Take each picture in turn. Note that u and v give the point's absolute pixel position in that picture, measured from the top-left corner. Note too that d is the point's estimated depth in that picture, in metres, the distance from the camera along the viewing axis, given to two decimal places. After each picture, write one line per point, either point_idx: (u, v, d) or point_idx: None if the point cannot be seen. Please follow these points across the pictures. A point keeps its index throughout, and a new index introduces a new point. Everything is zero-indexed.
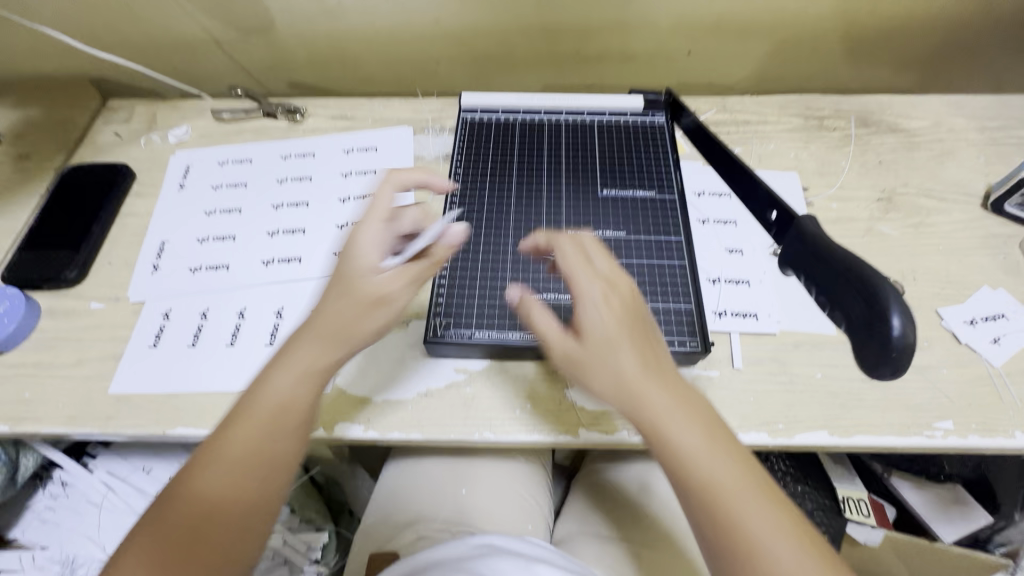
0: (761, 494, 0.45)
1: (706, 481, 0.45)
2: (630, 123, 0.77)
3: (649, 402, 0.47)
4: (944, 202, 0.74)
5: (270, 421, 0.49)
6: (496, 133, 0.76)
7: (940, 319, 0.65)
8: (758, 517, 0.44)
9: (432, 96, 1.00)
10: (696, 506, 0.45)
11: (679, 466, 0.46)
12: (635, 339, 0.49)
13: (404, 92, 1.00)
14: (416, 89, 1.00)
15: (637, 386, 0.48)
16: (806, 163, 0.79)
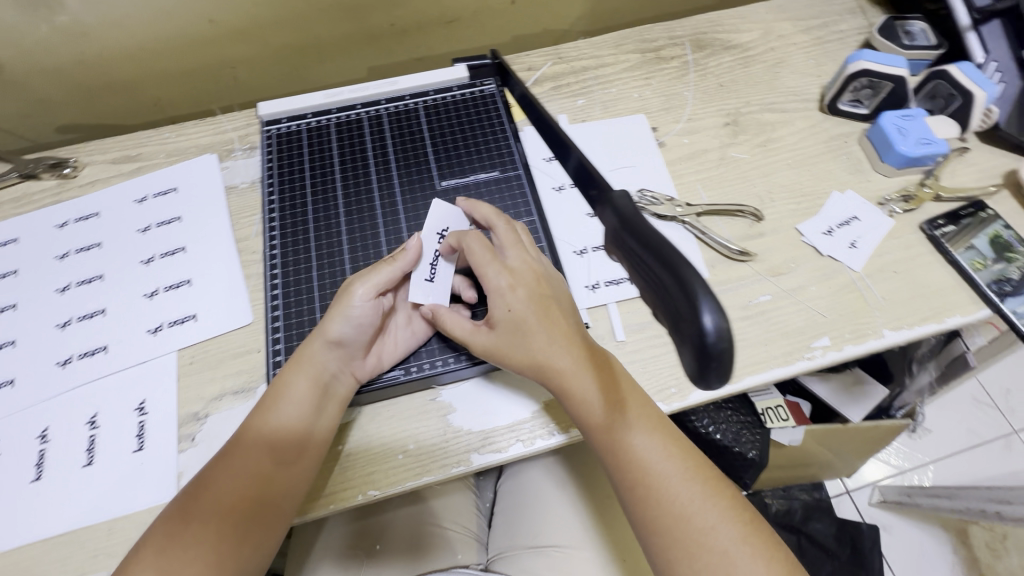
0: (695, 478, 0.48)
1: (648, 471, 0.48)
2: (458, 98, 0.68)
3: (585, 397, 0.49)
4: (785, 113, 0.74)
5: (275, 451, 0.48)
6: (309, 142, 0.65)
7: (801, 237, 0.64)
8: (690, 497, 0.47)
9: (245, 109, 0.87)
10: (637, 508, 0.48)
11: (618, 452, 0.49)
12: (563, 336, 0.50)
13: (210, 111, 0.87)
14: (224, 106, 0.87)
15: (570, 386, 0.49)
16: (650, 101, 0.75)
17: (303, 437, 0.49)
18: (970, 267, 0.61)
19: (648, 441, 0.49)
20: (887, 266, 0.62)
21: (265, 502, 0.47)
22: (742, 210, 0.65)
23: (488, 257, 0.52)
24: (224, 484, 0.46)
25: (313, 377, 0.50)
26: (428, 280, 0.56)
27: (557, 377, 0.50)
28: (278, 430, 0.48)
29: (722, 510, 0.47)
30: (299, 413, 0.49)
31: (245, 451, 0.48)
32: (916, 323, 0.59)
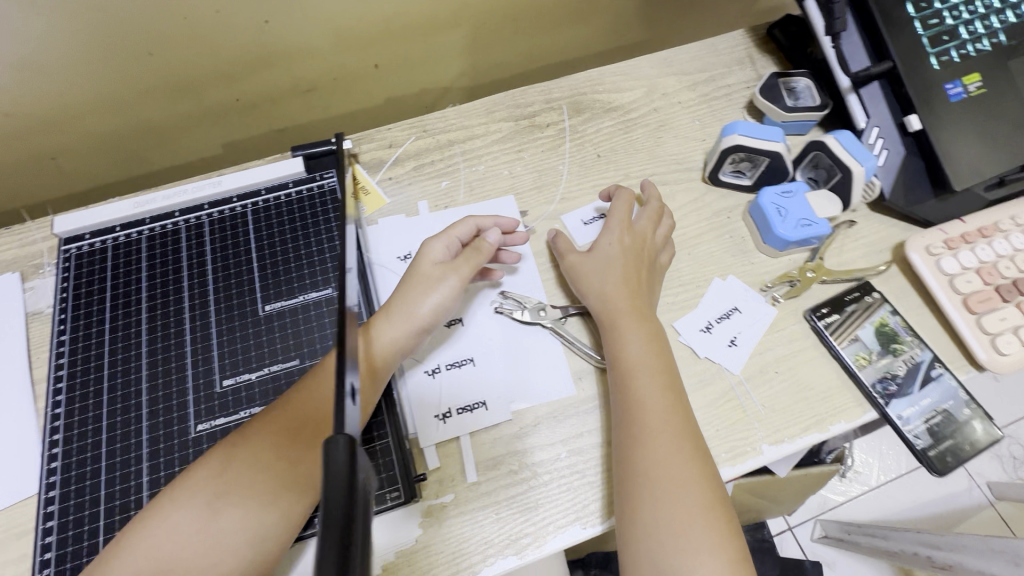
0: (684, 447, 0.47)
1: (646, 423, 0.48)
2: (293, 197, 0.60)
3: (625, 339, 0.53)
4: (666, 186, 0.68)
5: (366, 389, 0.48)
6: (113, 263, 0.56)
7: (677, 336, 0.58)
8: (671, 463, 0.46)
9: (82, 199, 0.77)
10: (628, 486, 0.46)
11: (627, 389, 0.50)
12: (625, 269, 0.57)
13: (42, 205, 0.77)
14: (58, 199, 0.77)
15: (619, 323, 0.54)
16: (522, 179, 0.68)
17: (321, 416, 0.45)
18: (854, 363, 0.56)
19: (658, 396, 0.49)
20: (768, 366, 0.57)
21: (308, 452, 0.45)
22: None
23: (625, 213, 0.60)
24: (276, 424, 0.45)
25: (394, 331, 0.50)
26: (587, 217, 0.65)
27: (610, 315, 0.54)
28: (338, 375, 0.47)
29: (700, 483, 0.45)
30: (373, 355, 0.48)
31: (324, 388, 0.47)
32: (797, 435, 0.54)
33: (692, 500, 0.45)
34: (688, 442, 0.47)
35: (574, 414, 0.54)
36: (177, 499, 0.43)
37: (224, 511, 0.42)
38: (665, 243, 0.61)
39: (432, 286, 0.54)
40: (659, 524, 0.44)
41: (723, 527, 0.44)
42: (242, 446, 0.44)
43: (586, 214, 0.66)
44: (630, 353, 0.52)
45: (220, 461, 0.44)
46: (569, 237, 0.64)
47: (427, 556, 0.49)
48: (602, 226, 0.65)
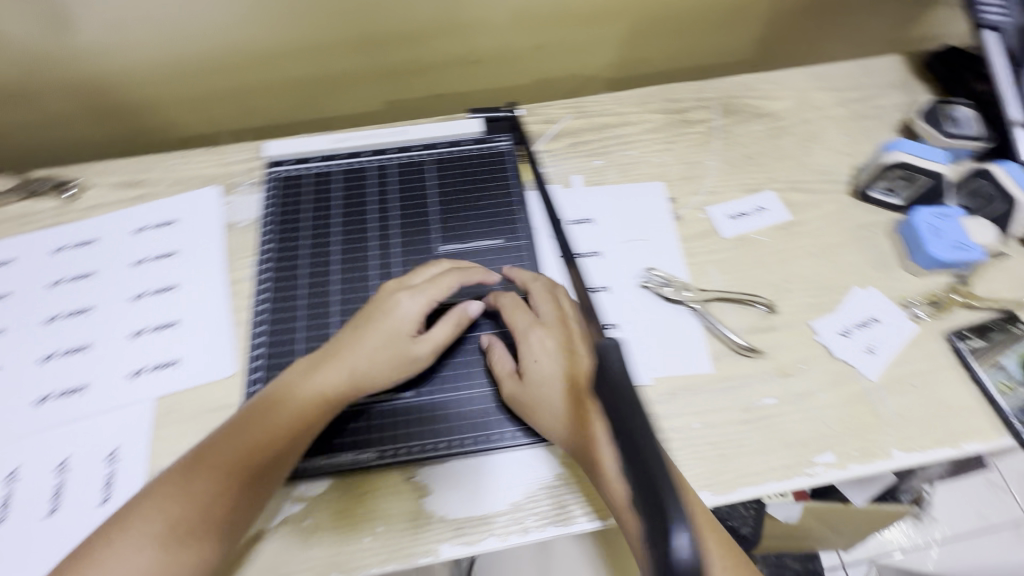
0: (690, 494, 0.46)
1: (634, 489, 0.45)
2: (469, 154, 0.66)
3: (613, 499, 0.45)
4: (812, 194, 0.70)
5: (311, 410, 0.50)
6: (311, 189, 0.63)
7: (815, 335, 0.60)
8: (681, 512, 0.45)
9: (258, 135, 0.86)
10: None
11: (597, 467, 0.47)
12: (566, 405, 0.51)
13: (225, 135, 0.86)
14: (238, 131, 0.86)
15: (603, 480, 0.46)
16: (670, 168, 0.72)
17: (244, 454, 0.47)
18: (994, 389, 0.57)
19: (609, 462, 0.46)
20: (904, 377, 0.58)
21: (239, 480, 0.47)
22: (755, 300, 0.62)
23: (541, 300, 0.56)
24: (227, 450, 0.48)
25: (331, 378, 0.51)
26: (758, 210, 0.68)
27: (597, 469, 0.47)
28: (298, 403, 0.50)
29: (707, 521, 0.46)
30: (323, 388, 0.51)
31: (281, 409, 0.50)
32: (929, 447, 0.55)
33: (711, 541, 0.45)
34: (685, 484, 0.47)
35: (710, 389, 0.58)
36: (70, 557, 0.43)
37: (184, 544, 0.44)
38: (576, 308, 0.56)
39: (388, 345, 0.53)
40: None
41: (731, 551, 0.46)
42: (196, 471, 0.47)
43: (732, 209, 0.69)
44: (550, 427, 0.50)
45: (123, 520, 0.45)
46: (721, 232, 0.67)
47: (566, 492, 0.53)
48: (763, 220, 0.68)
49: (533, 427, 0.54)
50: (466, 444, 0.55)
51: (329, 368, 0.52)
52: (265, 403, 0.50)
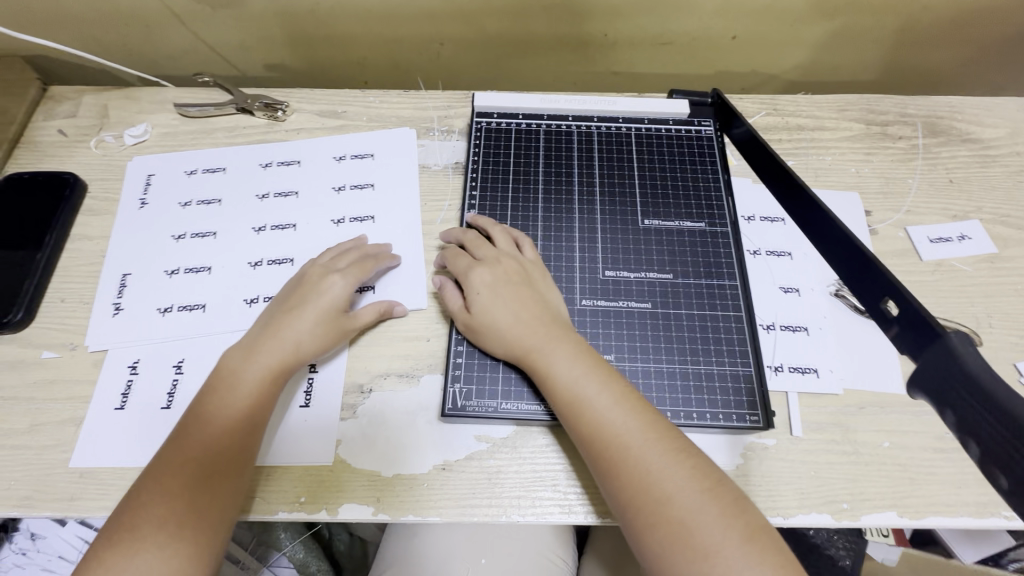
0: (684, 461, 0.45)
1: (653, 483, 0.44)
2: (672, 133, 0.66)
3: (647, 469, 0.44)
4: (1022, 230, 0.66)
5: (229, 431, 0.49)
6: (516, 144, 0.64)
7: (1019, 376, 0.57)
8: (677, 481, 0.43)
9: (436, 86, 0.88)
10: None
11: (586, 424, 0.47)
12: (579, 348, 0.50)
13: (405, 82, 0.89)
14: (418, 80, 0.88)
15: (633, 447, 0.45)
16: (868, 180, 0.69)
17: (199, 431, 0.49)
18: None
19: (615, 410, 0.47)
20: None
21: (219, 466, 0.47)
22: (957, 331, 0.59)
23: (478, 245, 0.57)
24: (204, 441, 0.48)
25: (272, 354, 0.53)
26: (958, 238, 0.65)
27: (620, 438, 0.45)
28: (253, 402, 0.51)
29: (722, 511, 0.42)
30: (251, 394, 0.51)
31: (227, 408, 0.50)
32: None
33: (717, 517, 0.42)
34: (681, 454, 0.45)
35: (901, 411, 0.56)
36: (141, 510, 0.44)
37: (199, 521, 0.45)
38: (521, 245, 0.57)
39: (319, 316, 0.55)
40: (676, 539, 0.42)
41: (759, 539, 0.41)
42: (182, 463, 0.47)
43: (933, 232, 0.66)
44: (566, 379, 0.48)
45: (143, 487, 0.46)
46: (920, 255, 0.64)
47: (748, 485, 0.52)
48: (964, 249, 0.65)
49: (736, 416, 0.52)
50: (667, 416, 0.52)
51: (267, 348, 0.53)
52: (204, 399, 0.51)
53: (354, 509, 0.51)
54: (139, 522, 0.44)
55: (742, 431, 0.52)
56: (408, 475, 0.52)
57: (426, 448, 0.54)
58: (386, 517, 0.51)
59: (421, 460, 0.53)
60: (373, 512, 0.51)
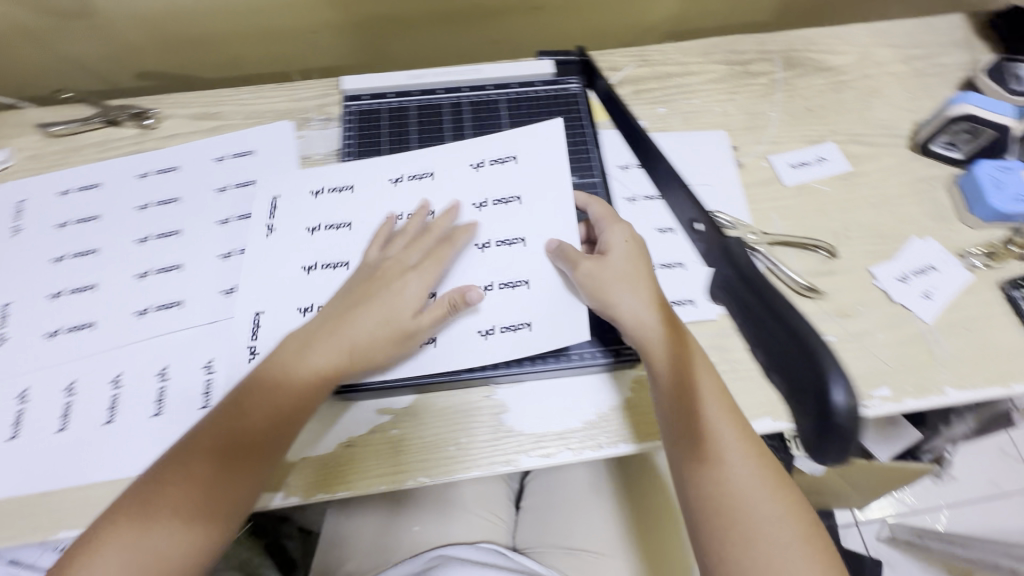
0: (734, 424, 0.48)
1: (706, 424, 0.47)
2: (540, 95, 0.68)
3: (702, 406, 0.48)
4: (872, 147, 0.71)
5: (271, 424, 0.49)
6: (390, 124, 0.66)
7: (873, 279, 0.63)
8: (722, 449, 0.47)
9: (312, 77, 0.87)
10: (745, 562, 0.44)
11: (691, 412, 0.48)
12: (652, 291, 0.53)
13: (279, 74, 0.87)
14: (291, 71, 0.87)
15: (696, 383, 0.49)
16: (733, 118, 0.73)
17: (247, 440, 0.48)
18: None
19: (657, 348, 0.50)
20: (958, 322, 0.61)
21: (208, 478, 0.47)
22: (817, 246, 0.64)
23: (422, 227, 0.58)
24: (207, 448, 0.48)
25: (334, 348, 0.51)
26: (816, 161, 0.70)
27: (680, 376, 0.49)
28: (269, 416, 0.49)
29: (744, 447, 0.47)
30: (309, 387, 0.50)
31: (280, 399, 0.50)
32: (980, 385, 0.58)
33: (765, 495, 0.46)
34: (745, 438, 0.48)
35: None
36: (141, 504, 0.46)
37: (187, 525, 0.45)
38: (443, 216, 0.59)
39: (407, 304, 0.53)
40: (710, 497, 0.46)
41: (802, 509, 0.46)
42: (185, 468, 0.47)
43: (794, 158, 0.70)
44: (632, 320, 0.51)
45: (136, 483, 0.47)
46: (783, 181, 0.69)
47: (634, 414, 0.56)
48: (821, 171, 0.69)
49: None
50: (549, 361, 0.57)
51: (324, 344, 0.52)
52: (237, 399, 0.50)
53: (264, 497, 0.52)
54: (97, 550, 0.44)
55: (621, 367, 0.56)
56: (313, 456, 0.54)
57: (329, 428, 0.55)
58: (297, 499, 0.52)
59: (325, 440, 0.55)
60: (284, 497, 0.52)
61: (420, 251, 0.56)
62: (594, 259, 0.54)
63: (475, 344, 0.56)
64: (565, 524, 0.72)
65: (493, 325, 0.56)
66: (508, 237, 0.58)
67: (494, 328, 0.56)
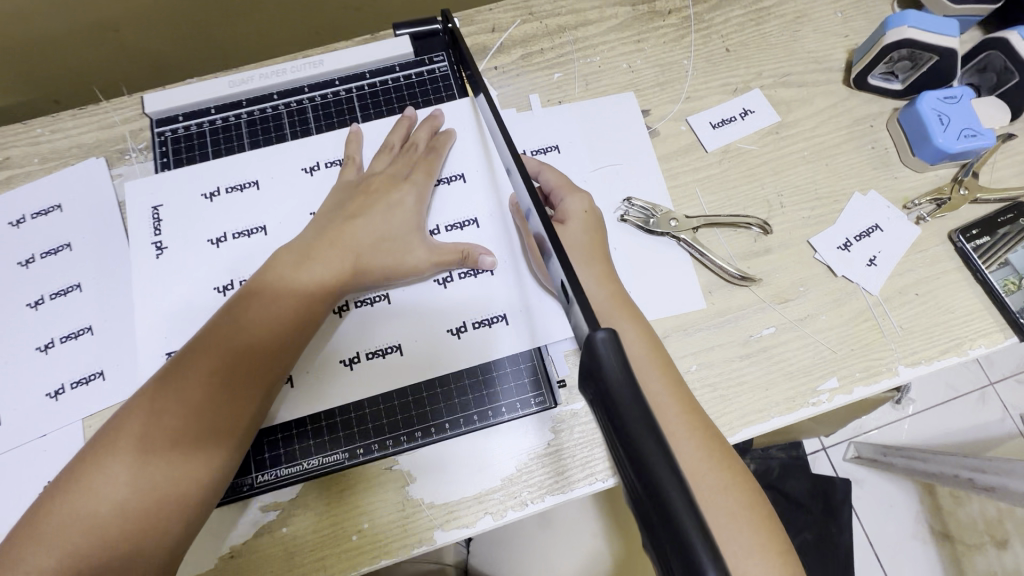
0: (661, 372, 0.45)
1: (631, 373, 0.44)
2: (401, 82, 0.57)
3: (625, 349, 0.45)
4: (803, 88, 0.61)
5: (251, 373, 0.43)
6: (219, 147, 0.54)
7: (814, 253, 0.55)
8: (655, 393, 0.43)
9: (143, 89, 0.78)
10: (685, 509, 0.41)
11: None
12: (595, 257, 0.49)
13: (106, 92, 0.77)
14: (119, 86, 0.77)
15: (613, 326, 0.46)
16: (642, 74, 0.61)
17: (251, 375, 0.43)
18: (1002, 288, 0.53)
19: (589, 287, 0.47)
20: (908, 288, 0.54)
21: (232, 411, 0.42)
22: (748, 223, 0.55)
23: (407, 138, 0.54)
24: (199, 380, 0.41)
25: (335, 264, 0.47)
26: (740, 116, 0.59)
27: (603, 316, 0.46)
28: (259, 340, 0.44)
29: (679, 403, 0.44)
30: (293, 317, 0.45)
31: (254, 336, 0.44)
32: (934, 357, 0.52)
33: (739, 525, 0.41)
34: (718, 455, 0.43)
35: (705, 327, 0.53)
36: (113, 450, 0.40)
37: (163, 476, 0.39)
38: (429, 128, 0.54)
39: (396, 219, 0.50)
40: None
41: (771, 551, 0.40)
42: (160, 409, 0.41)
43: (715, 116, 0.60)
44: None
45: (143, 413, 0.41)
46: (704, 146, 0.58)
47: (561, 458, 0.49)
48: (747, 126, 0.59)
49: (521, 402, 0.50)
50: (446, 428, 0.49)
51: (325, 260, 0.47)
52: (217, 325, 0.44)
53: None
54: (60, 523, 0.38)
55: (532, 416, 0.50)
56: None
57: (205, 538, 0.46)
58: None
59: (202, 555, 0.46)
60: None
61: (409, 165, 0.52)
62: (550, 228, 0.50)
63: (359, 379, 0.49)
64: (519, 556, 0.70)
65: (463, 321, 0.51)
66: (458, 219, 0.53)
67: (371, 351, 0.50)
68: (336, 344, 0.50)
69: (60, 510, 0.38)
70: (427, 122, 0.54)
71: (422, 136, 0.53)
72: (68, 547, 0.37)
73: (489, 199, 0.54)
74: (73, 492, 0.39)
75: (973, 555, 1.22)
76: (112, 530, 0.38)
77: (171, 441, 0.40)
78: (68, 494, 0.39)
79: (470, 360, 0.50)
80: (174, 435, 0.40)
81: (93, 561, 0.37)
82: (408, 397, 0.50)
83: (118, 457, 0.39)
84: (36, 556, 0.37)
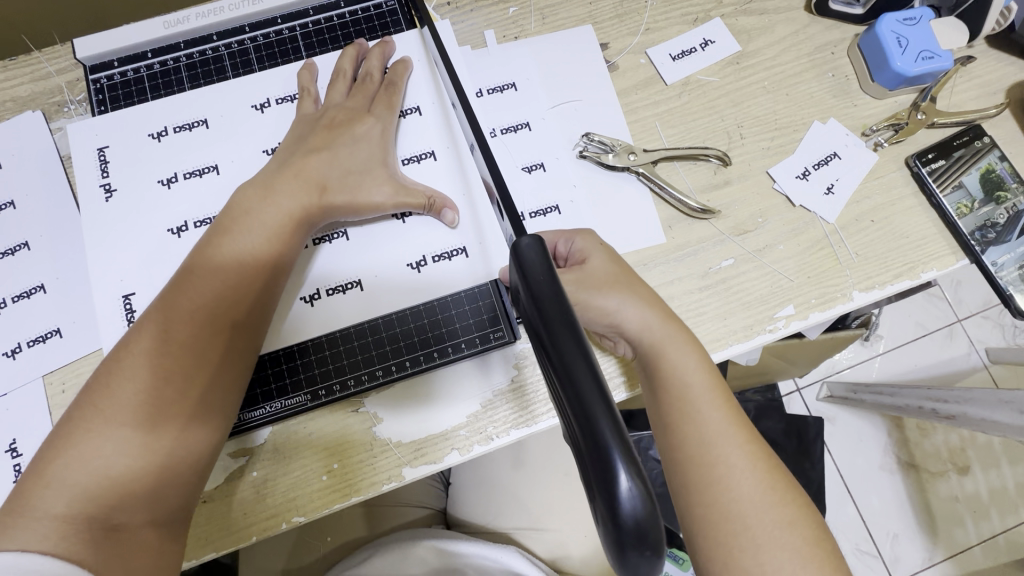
0: (719, 398, 0.43)
1: (682, 396, 0.42)
2: (347, 18, 0.54)
3: (676, 373, 0.43)
4: (765, 16, 0.59)
5: (232, 309, 0.43)
6: (158, 92, 0.52)
7: (773, 183, 0.55)
8: (713, 419, 0.41)
9: (78, 38, 0.74)
10: (739, 533, 0.38)
11: (667, 390, 0.43)
12: (633, 287, 0.45)
13: (39, 41, 0.73)
14: (53, 34, 0.73)
15: (664, 351, 0.43)
16: (600, 6, 0.59)
17: (234, 313, 0.43)
18: (955, 212, 0.54)
19: (633, 313, 0.44)
20: (864, 215, 0.55)
21: (219, 348, 0.42)
22: (706, 154, 0.55)
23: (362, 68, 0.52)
24: (182, 320, 0.41)
25: (299, 195, 0.46)
26: (700, 47, 0.58)
27: (651, 345, 0.44)
28: (235, 277, 0.43)
29: (734, 424, 0.42)
30: (263, 251, 0.44)
31: (229, 272, 0.43)
32: (887, 281, 0.53)
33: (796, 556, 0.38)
34: (781, 483, 0.40)
35: (665, 261, 0.53)
36: (107, 397, 0.39)
37: (159, 417, 0.40)
38: (382, 58, 0.52)
39: (364, 152, 0.49)
40: (695, 474, 0.40)
41: None
42: (146, 352, 0.40)
43: (675, 47, 0.58)
44: (599, 305, 0.44)
45: (128, 358, 0.40)
46: (663, 79, 0.57)
47: (524, 393, 0.50)
48: (706, 58, 0.58)
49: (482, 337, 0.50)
50: (408, 365, 0.49)
51: (291, 191, 0.46)
52: (192, 265, 0.43)
53: None
54: (61, 471, 0.38)
55: (494, 351, 0.50)
56: None
57: None
58: None
59: None
60: None
61: (367, 98, 0.51)
62: (571, 268, 0.46)
63: (322, 317, 0.49)
64: (492, 503, 0.71)
65: (423, 255, 0.51)
66: (415, 153, 0.52)
67: (332, 288, 0.50)
68: (295, 285, 0.50)
69: (62, 458, 0.38)
70: (378, 48, 0.53)
71: (375, 64, 0.52)
72: (75, 491, 0.37)
73: (446, 131, 0.53)
74: (70, 441, 0.39)
75: (936, 481, 1.29)
76: (118, 473, 0.38)
77: (162, 382, 0.40)
78: (67, 442, 0.39)
79: (434, 294, 0.50)
80: (165, 376, 0.40)
81: (102, 502, 0.38)
82: (369, 337, 0.49)
83: (113, 402, 0.39)
84: (42, 503, 0.37)
